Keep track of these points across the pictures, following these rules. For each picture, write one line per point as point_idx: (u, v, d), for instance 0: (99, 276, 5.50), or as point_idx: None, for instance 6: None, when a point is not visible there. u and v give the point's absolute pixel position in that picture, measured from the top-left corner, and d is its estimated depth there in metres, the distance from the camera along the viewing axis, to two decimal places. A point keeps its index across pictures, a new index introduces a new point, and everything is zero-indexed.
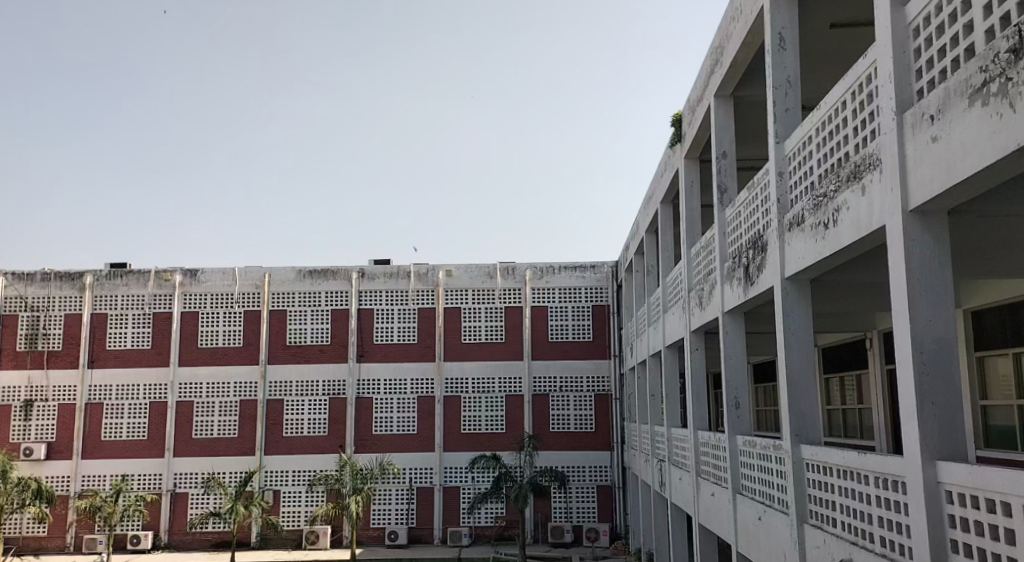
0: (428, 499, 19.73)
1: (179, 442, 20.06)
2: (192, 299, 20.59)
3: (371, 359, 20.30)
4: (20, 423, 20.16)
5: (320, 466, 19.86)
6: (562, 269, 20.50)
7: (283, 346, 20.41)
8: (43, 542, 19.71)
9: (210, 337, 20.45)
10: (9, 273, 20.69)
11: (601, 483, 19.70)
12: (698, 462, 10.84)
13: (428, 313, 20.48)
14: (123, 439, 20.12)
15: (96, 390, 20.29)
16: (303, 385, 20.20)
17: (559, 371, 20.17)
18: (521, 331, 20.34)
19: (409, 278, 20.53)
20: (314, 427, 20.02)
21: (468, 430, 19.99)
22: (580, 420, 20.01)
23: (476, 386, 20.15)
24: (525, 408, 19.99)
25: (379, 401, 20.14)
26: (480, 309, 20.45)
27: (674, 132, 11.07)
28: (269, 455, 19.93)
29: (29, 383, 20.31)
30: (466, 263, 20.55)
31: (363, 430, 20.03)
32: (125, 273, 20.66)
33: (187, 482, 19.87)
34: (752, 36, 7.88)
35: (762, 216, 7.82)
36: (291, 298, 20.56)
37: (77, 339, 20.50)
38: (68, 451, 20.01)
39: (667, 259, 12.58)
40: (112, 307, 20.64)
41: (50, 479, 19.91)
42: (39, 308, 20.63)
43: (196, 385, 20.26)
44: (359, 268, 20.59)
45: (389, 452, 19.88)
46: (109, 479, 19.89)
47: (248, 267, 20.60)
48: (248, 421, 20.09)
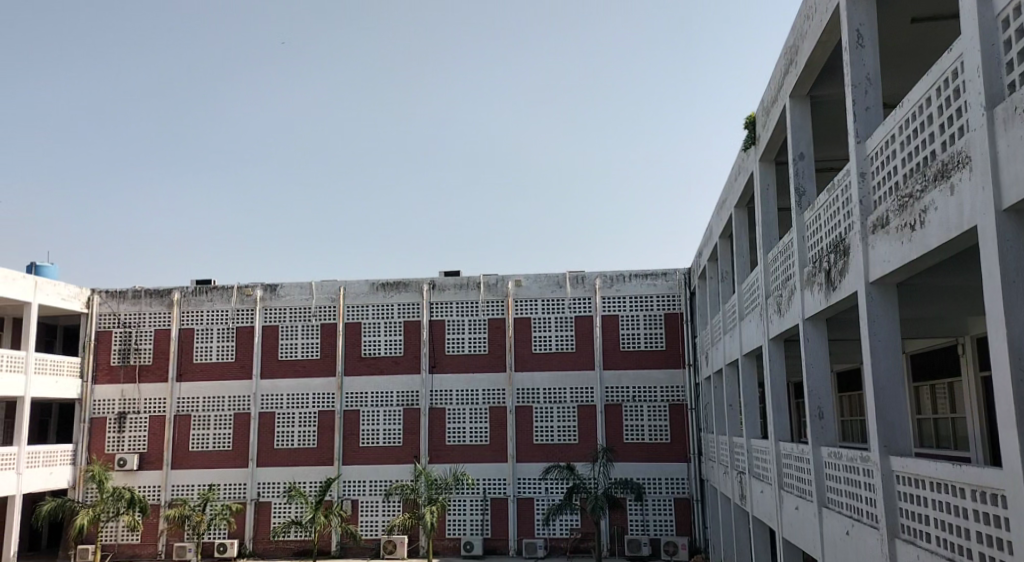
0: (502, 510, 19.67)
1: (262, 451, 20.55)
2: (272, 313, 21.11)
3: (444, 370, 20.43)
4: (115, 434, 21.00)
5: (395, 476, 20.04)
6: (632, 277, 20.21)
7: (358, 357, 20.72)
8: (137, 549, 20.45)
9: (289, 350, 20.92)
10: (103, 291, 21.65)
11: (679, 495, 19.28)
12: (780, 473, 10.48)
13: (499, 324, 20.46)
14: (209, 450, 20.71)
15: (184, 402, 20.99)
16: (378, 396, 20.44)
17: (631, 380, 19.89)
18: (593, 340, 20.13)
19: (478, 289, 20.59)
20: (389, 437, 20.23)
21: (541, 441, 19.88)
22: (654, 430, 19.65)
23: (548, 397, 20.02)
24: (598, 419, 19.76)
25: (451, 411, 20.22)
26: (550, 319, 20.32)
27: (747, 134, 10.77)
28: (347, 464, 20.23)
29: (122, 396, 21.17)
30: (535, 273, 20.48)
31: (436, 441, 20.15)
32: (210, 289, 21.34)
33: (270, 491, 20.33)
34: (829, 34, 7.60)
35: (843, 218, 7.50)
36: (365, 311, 20.87)
37: (166, 354, 21.26)
38: (159, 461, 20.74)
39: (742, 265, 12.24)
40: (198, 322, 21.32)
41: (143, 488, 20.67)
42: (131, 323, 21.50)
43: (278, 396, 20.72)
44: (430, 279, 20.76)
45: (462, 462, 19.93)
46: (197, 488, 20.49)
47: (324, 281, 21.03)
48: (326, 431, 20.45)
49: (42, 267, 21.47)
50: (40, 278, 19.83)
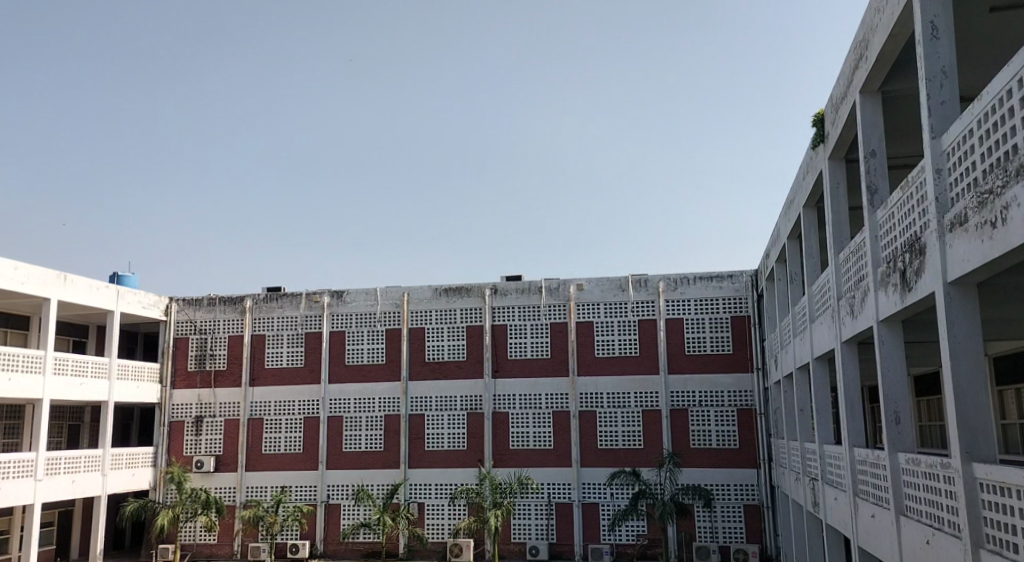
0: (567, 515, 19.54)
1: (331, 454, 20.89)
2: (339, 319, 21.45)
3: (507, 374, 20.42)
4: (192, 437, 21.64)
5: (460, 479, 20.13)
6: (697, 279, 19.88)
7: (422, 362, 20.89)
8: (214, 549, 21.00)
9: (356, 355, 21.21)
10: (181, 299, 22.35)
11: (749, 502, 18.85)
12: (855, 480, 10.12)
13: (561, 328, 20.35)
14: (281, 453, 21.15)
15: (257, 406, 21.48)
16: (442, 401, 20.57)
17: (698, 385, 19.54)
18: (657, 344, 19.85)
19: (540, 293, 20.53)
20: (453, 441, 20.33)
21: (605, 446, 19.69)
22: (721, 435, 19.26)
23: (612, 401, 19.82)
24: (664, 424, 19.46)
25: (515, 416, 20.20)
26: (613, 323, 20.12)
27: (816, 132, 10.44)
28: (412, 468, 20.40)
29: (199, 400, 21.80)
30: (597, 277, 20.32)
31: (500, 445, 20.15)
32: (280, 295, 21.81)
33: (340, 494, 20.64)
34: (901, 26, 7.30)
35: (919, 216, 7.18)
36: (428, 316, 21.03)
37: (239, 359, 21.81)
38: (233, 464, 21.28)
39: (812, 266, 11.88)
40: (269, 328, 21.80)
41: (218, 490, 21.24)
42: (206, 330, 22.13)
43: (345, 401, 21.04)
44: (493, 284, 20.79)
45: (527, 467, 19.88)
46: (270, 490, 20.94)
47: (388, 287, 21.29)
48: (392, 435, 20.67)
49: (122, 276, 22.29)
50: (122, 287, 20.61)
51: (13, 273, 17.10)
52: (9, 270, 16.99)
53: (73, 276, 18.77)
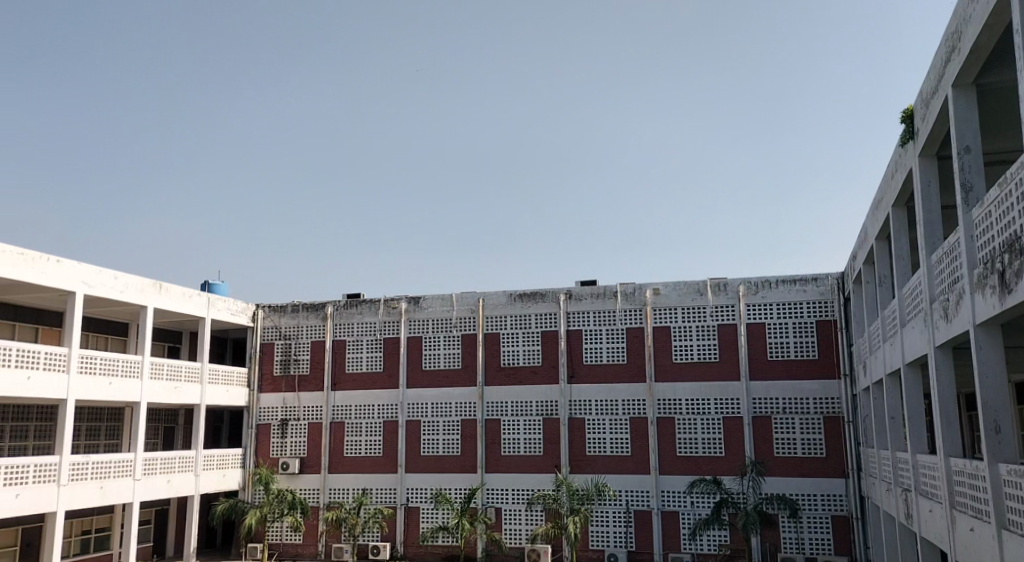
0: (647, 523, 19.24)
1: (410, 458, 21.13)
2: (416, 325, 21.69)
3: (583, 380, 20.26)
4: (278, 439, 22.22)
5: (537, 484, 20.07)
6: (779, 283, 19.34)
7: (498, 367, 20.93)
8: (300, 549, 21.48)
9: (433, 360, 21.41)
10: (267, 306, 23.00)
11: (837, 513, 18.18)
12: (952, 491, 9.62)
13: (637, 333, 20.08)
14: (362, 456, 21.51)
15: (338, 409, 21.90)
16: (518, 406, 20.56)
17: (781, 391, 18.97)
18: (737, 349, 19.37)
19: (616, 298, 20.31)
20: (530, 446, 20.29)
21: (685, 453, 19.32)
22: (807, 444, 18.64)
23: (691, 408, 19.43)
24: (745, 431, 18.98)
25: (591, 421, 20.01)
26: (691, 328, 19.74)
27: (905, 129, 10.00)
28: (490, 472, 20.46)
29: (284, 404, 22.36)
30: (675, 280, 19.99)
31: (576, 451, 20.01)
32: (359, 302, 22.21)
33: (419, 497, 20.86)
34: (997, 16, 6.94)
35: (1018, 214, 6.79)
36: (503, 322, 21.05)
37: (322, 364, 22.30)
38: (317, 466, 21.75)
39: (902, 268, 11.38)
40: (350, 334, 22.21)
41: (303, 491, 21.74)
42: (290, 336, 22.69)
43: (423, 405, 21.26)
44: (567, 289, 20.70)
45: (604, 473, 19.69)
46: (352, 492, 21.34)
47: (464, 292, 21.41)
48: (469, 440, 20.79)
49: (213, 284, 23.09)
50: (212, 295, 21.36)
51: (113, 282, 17.92)
52: (109, 280, 17.81)
53: (167, 284, 19.53)
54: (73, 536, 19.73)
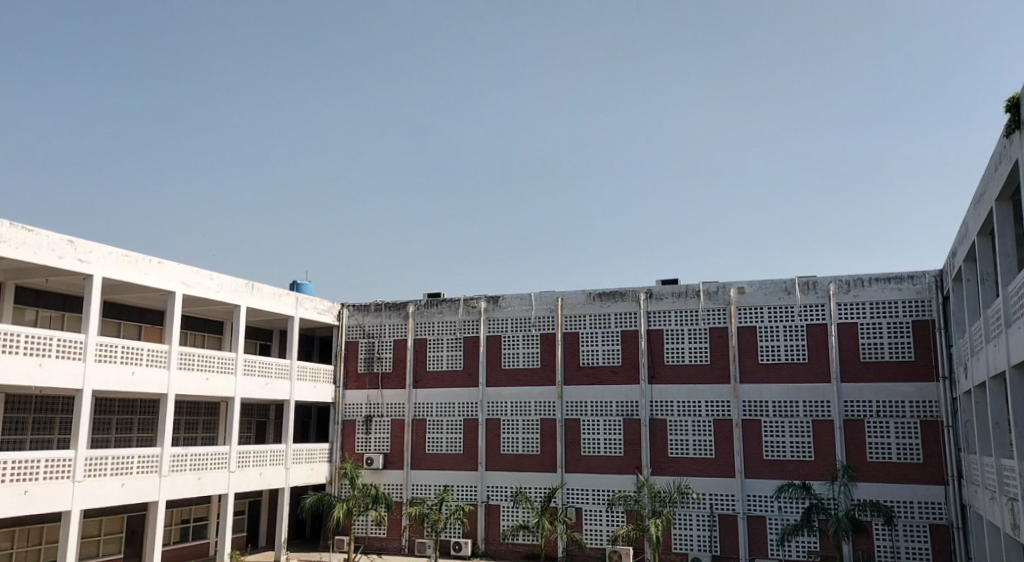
0: (731, 527, 18.82)
1: (489, 456, 21.24)
2: (496, 324, 21.78)
3: (664, 381, 19.95)
4: (363, 435, 22.68)
5: (618, 486, 19.89)
6: (872, 281, 18.60)
7: (577, 367, 20.82)
8: (384, 542, 21.87)
9: (512, 359, 21.47)
10: (351, 305, 23.49)
11: (936, 522, 17.37)
12: None
13: (721, 333, 19.64)
14: (443, 453, 21.74)
15: (420, 406, 22.19)
16: (598, 406, 20.40)
17: (874, 394, 18.24)
18: (827, 350, 18.72)
19: (698, 297, 19.93)
20: (610, 447, 20.11)
21: (772, 457, 18.79)
22: (902, 449, 17.88)
23: (778, 410, 18.88)
24: (837, 435, 18.33)
25: (673, 422, 19.70)
26: (778, 328, 19.17)
27: (1010, 118, 9.46)
28: (570, 472, 20.37)
29: (368, 401, 22.81)
30: (760, 279, 19.47)
31: (658, 452, 19.73)
32: (439, 301, 22.46)
33: (499, 495, 20.95)
34: None
35: None
36: (582, 321, 20.93)
37: (404, 362, 22.64)
38: (400, 462, 22.11)
39: (1007, 265, 10.78)
40: (431, 333, 22.47)
41: (387, 486, 22.14)
42: (374, 334, 23.12)
43: (503, 403, 21.33)
44: (648, 288, 20.42)
45: (687, 476, 19.36)
46: (434, 488, 21.61)
47: (543, 291, 21.39)
48: (548, 438, 20.75)
49: (301, 284, 23.75)
50: (299, 295, 21.95)
51: (209, 282, 18.62)
52: (205, 280, 18.51)
53: (258, 284, 20.18)
54: (174, 524, 20.63)
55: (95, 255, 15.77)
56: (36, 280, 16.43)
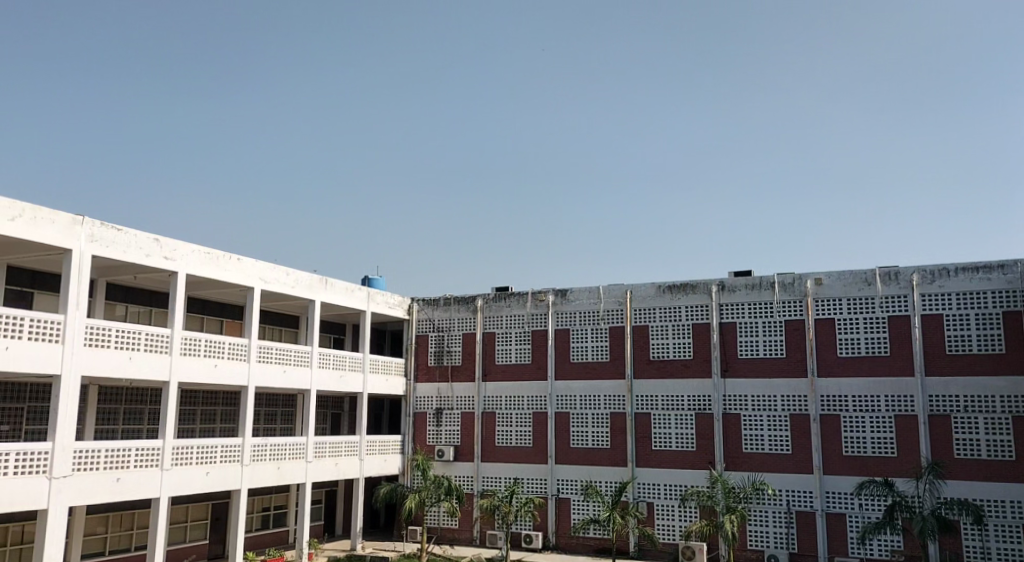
0: (809, 524, 18.39)
1: (559, 449, 21.25)
2: (564, 317, 21.75)
3: (738, 374, 19.59)
4: (434, 428, 22.97)
5: (690, 481, 19.65)
6: (958, 271, 17.87)
7: (647, 360, 20.62)
8: (456, 534, 22.14)
9: (581, 352, 21.41)
10: (421, 299, 23.78)
11: None
12: None
13: (797, 326, 19.16)
14: (513, 446, 21.85)
15: (490, 400, 22.35)
16: (669, 400, 20.18)
17: (961, 388, 17.52)
18: (911, 343, 18.07)
19: (773, 289, 19.50)
20: (682, 442, 19.87)
21: (852, 453, 18.27)
22: (992, 445, 17.14)
23: (858, 405, 18.33)
24: (921, 431, 17.69)
25: (747, 417, 19.34)
26: (857, 320, 18.61)
27: None
28: (640, 467, 20.21)
29: (439, 394, 23.08)
30: (838, 270, 18.93)
31: (732, 447, 19.40)
32: (508, 295, 22.54)
33: (570, 489, 20.95)
34: None
35: None
36: (652, 314, 20.72)
37: (473, 356, 22.82)
38: (470, 454, 22.31)
39: None
40: (499, 327, 22.59)
41: (458, 478, 22.38)
42: (443, 328, 23.36)
43: (572, 397, 21.30)
44: (720, 281, 20.06)
45: (763, 472, 18.99)
46: (505, 481, 21.75)
47: (611, 284, 21.26)
48: (618, 433, 20.62)
49: (372, 279, 24.18)
50: (371, 290, 22.35)
51: (286, 277, 19.14)
52: (282, 275, 19.03)
53: (332, 279, 20.65)
54: (255, 512, 21.33)
55: (179, 252, 16.39)
56: (125, 278, 17.16)
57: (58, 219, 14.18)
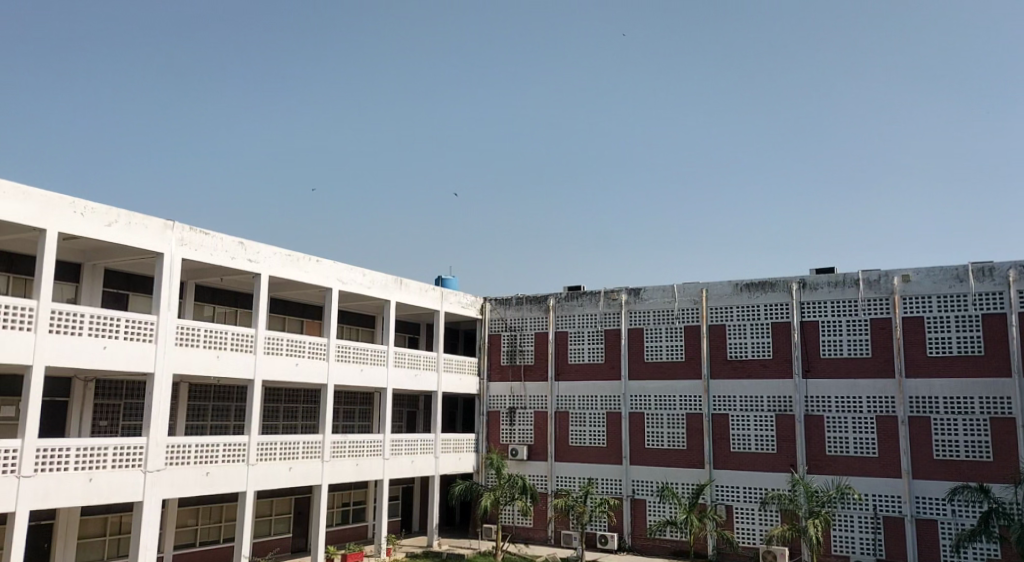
0: (898, 530, 17.74)
1: (634, 450, 21.06)
2: (638, 316, 21.55)
3: (820, 374, 19.04)
4: (507, 427, 23.09)
5: (770, 483, 19.20)
6: None
7: (724, 360, 20.24)
8: (531, 533, 22.18)
9: (655, 352, 21.16)
10: (493, 298, 23.92)
11: None
12: None
13: (883, 325, 18.51)
14: (587, 445, 21.76)
15: (563, 399, 22.32)
16: (748, 400, 19.76)
17: None
18: (1007, 342, 17.23)
19: (857, 286, 18.88)
20: (762, 444, 19.43)
21: (943, 457, 17.54)
22: None
23: (950, 407, 17.57)
24: (1018, 434, 16.86)
25: (830, 419, 18.78)
26: (949, 319, 17.84)
27: None
28: (718, 468, 19.86)
29: (512, 393, 23.18)
30: (927, 267, 18.20)
31: (814, 450, 18.86)
32: (580, 294, 22.45)
33: (645, 489, 20.74)
34: None
35: None
36: (729, 313, 20.32)
37: (545, 355, 22.83)
38: (544, 453, 22.33)
39: None
40: (571, 326, 22.53)
41: (532, 477, 22.43)
42: (516, 327, 23.43)
43: (646, 397, 21.10)
44: (801, 278, 19.52)
45: (847, 475, 18.40)
46: (578, 480, 21.69)
47: (686, 283, 20.95)
48: (695, 434, 20.31)
49: (446, 279, 24.43)
50: (445, 290, 22.60)
51: (362, 278, 19.53)
52: (358, 276, 19.43)
53: (407, 280, 20.97)
54: (336, 507, 21.84)
55: (262, 254, 16.91)
56: (212, 279, 17.81)
57: (150, 225, 14.81)
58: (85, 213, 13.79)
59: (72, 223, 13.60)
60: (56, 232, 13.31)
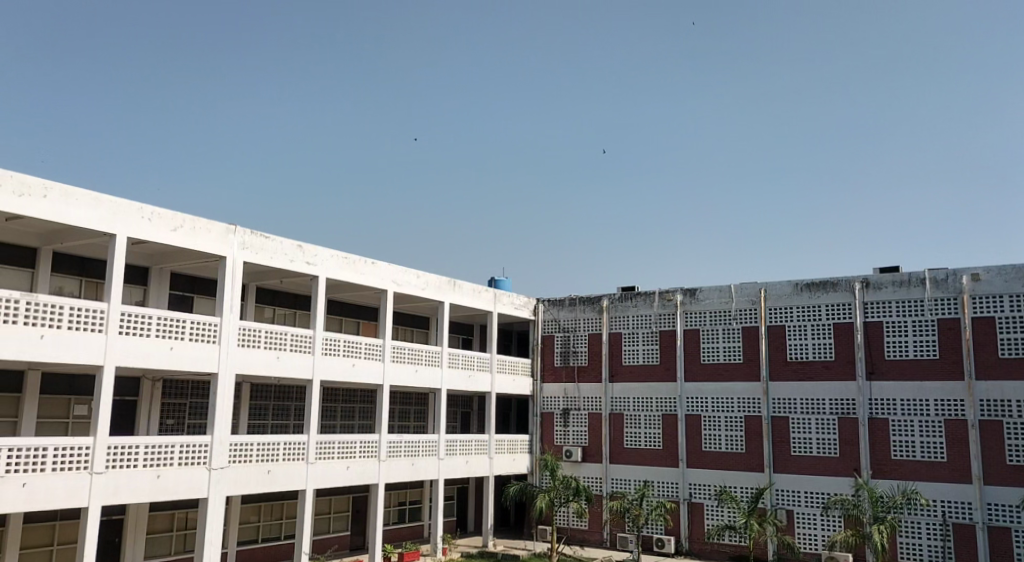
0: (969, 538, 17.14)
1: (690, 453, 20.80)
2: (693, 316, 21.29)
3: (885, 376, 18.53)
4: (561, 428, 23.03)
5: (833, 488, 18.76)
6: None
7: (784, 362, 19.85)
8: (586, 535, 22.09)
9: (711, 353, 20.87)
10: (546, 300, 23.89)
11: None
12: None
13: (951, 325, 17.92)
14: (642, 447, 21.57)
15: (617, 401, 22.16)
16: (809, 403, 19.33)
17: None
18: None
19: (924, 286, 18.32)
20: (824, 447, 18.99)
21: (1016, 462, 16.90)
22: None
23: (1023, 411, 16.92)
24: None
25: (896, 422, 18.27)
26: (1021, 319, 17.19)
27: None
28: (779, 472, 19.48)
29: (566, 394, 23.11)
30: (998, 265, 17.56)
31: (879, 454, 18.36)
32: (634, 295, 22.26)
33: (703, 493, 20.46)
34: None
35: None
36: (789, 314, 19.92)
37: (599, 356, 22.70)
38: (598, 455, 22.22)
39: None
40: (625, 327, 22.36)
41: (586, 479, 22.33)
42: (569, 328, 23.36)
43: (702, 399, 20.82)
44: (864, 278, 19.03)
45: (914, 480, 17.86)
46: (633, 483, 21.50)
47: (744, 283, 20.61)
48: (754, 437, 19.96)
49: (499, 280, 24.50)
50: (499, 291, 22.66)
51: (417, 280, 19.72)
52: (413, 278, 19.63)
53: (461, 281, 21.10)
54: (392, 506, 22.08)
55: (320, 257, 17.21)
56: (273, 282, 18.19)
57: (214, 229, 15.21)
58: (152, 218, 14.22)
59: (140, 228, 14.03)
60: (124, 237, 13.76)
